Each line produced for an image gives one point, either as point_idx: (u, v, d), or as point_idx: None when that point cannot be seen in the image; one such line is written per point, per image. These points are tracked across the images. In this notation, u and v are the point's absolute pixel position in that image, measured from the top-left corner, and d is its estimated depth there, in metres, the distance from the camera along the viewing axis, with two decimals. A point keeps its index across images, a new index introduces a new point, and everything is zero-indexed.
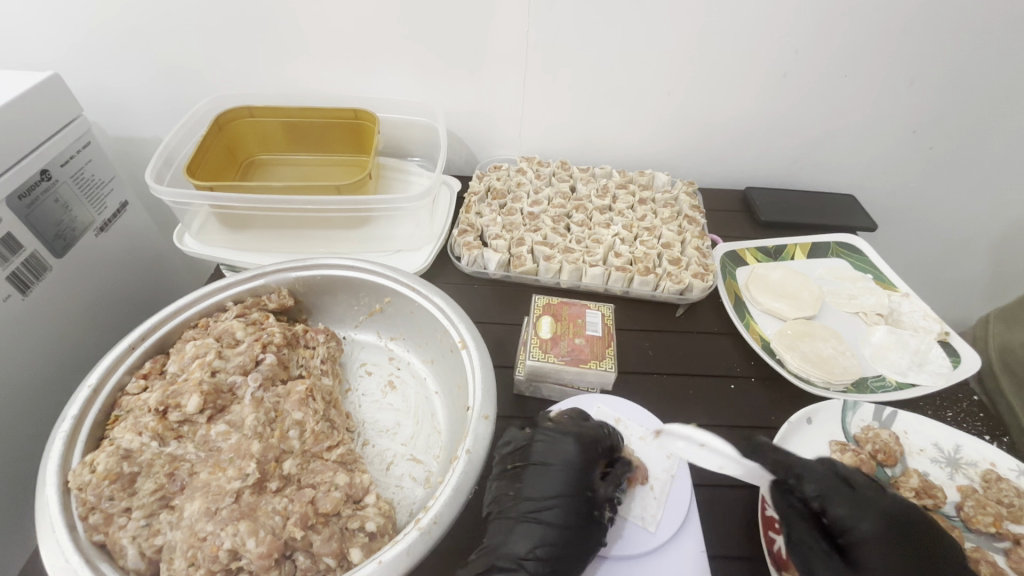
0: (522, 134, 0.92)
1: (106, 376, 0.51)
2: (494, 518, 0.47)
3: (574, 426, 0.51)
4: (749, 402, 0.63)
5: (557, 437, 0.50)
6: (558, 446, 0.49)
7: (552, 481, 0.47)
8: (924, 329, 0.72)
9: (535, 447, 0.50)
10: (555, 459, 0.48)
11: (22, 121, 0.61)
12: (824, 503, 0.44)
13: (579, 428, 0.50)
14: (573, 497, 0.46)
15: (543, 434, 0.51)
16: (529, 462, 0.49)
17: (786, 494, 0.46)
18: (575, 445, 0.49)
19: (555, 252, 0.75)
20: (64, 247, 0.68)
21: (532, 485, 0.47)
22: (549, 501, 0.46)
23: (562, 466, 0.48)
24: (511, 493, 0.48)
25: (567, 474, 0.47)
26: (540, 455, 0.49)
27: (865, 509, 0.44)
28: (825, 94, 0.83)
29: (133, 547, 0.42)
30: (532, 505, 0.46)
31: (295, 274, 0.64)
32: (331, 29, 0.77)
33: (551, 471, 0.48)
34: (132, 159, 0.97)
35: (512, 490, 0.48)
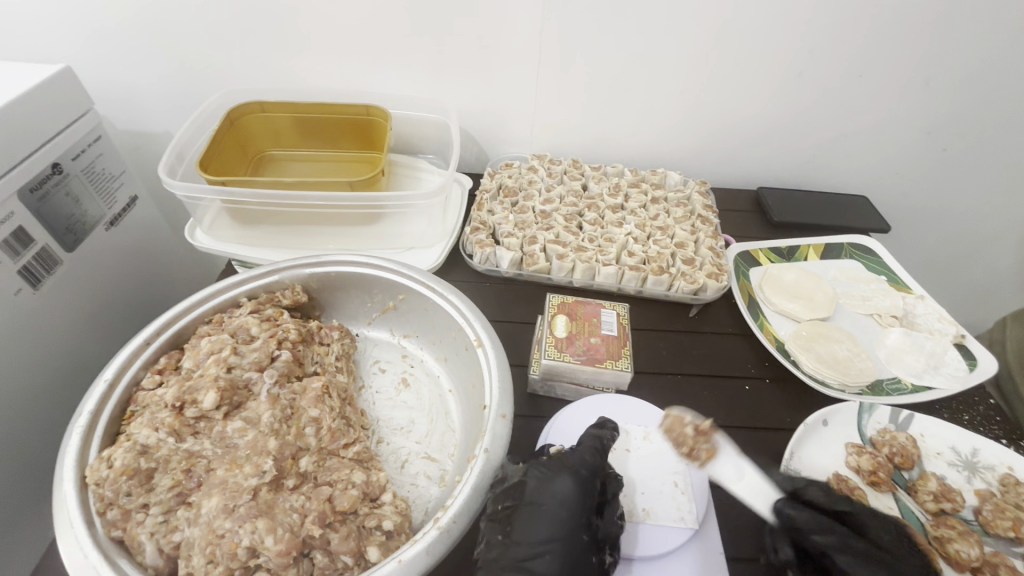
0: (534, 132, 0.91)
1: (122, 371, 0.51)
2: (482, 567, 0.42)
3: (567, 462, 0.47)
4: (764, 404, 0.62)
5: (549, 474, 0.46)
6: (553, 483, 0.45)
7: (542, 524, 0.43)
8: (939, 331, 0.71)
9: (528, 483, 0.46)
10: (547, 499, 0.44)
11: (34, 115, 0.61)
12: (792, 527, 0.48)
13: (572, 464, 0.47)
14: (566, 543, 0.42)
15: (537, 471, 0.46)
16: (519, 501, 0.45)
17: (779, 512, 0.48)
18: (572, 482, 0.45)
19: (568, 251, 0.74)
20: (75, 242, 0.68)
21: (524, 528, 0.43)
22: (541, 548, 0.42)
23: (555, 507, 0.44)
24: (498, 537, 0.43)
25: (562, 515, 0.43)
26: (534, 492, 0.45)
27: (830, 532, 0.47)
28: (840, 95, 0.82)
29: (151, 543, 0.42)
30: (522, 553, 0.42)
31: (309, 270, 0.63)
32: (344, 24, 0.77)
33: (543, 513, 0.44)
34: (141, 154, 0.97)
35: (500, 533, 0.43)
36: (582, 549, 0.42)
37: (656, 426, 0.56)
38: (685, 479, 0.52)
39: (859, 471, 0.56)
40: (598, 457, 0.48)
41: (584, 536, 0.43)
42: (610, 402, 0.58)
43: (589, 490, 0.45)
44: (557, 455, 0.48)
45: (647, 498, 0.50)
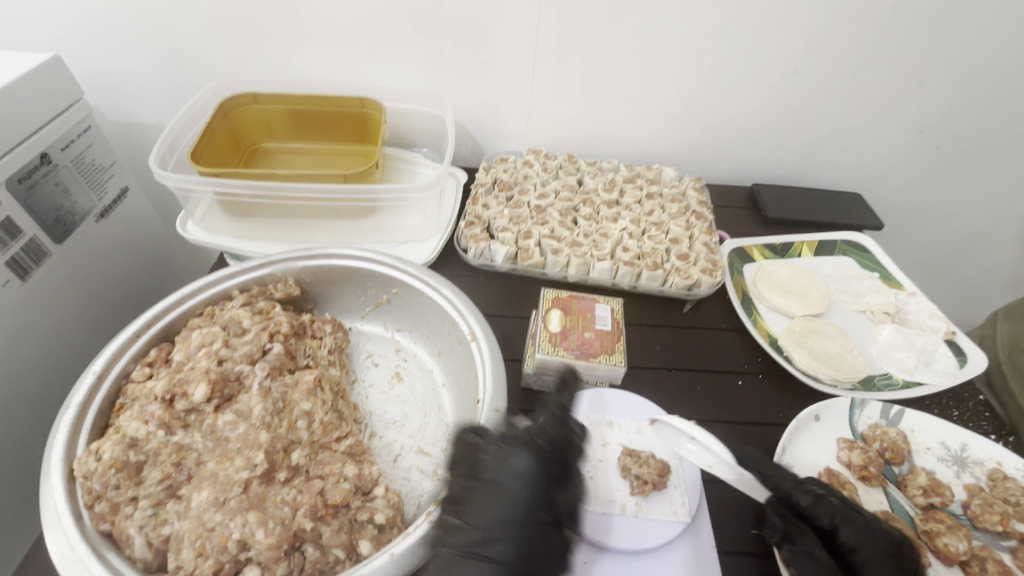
0: (530, 126, 0.91)
1: (112, 363, 0.50)
2: (433, 549, 0.42)
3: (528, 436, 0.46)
4: (757, 398, 0.63)
5: (507, 450, 0.45)
6: (511, 461, 0.44)
7: (497, 503, 0.43)
8: (930, 328, 0.72)
9: (484, 460, 0.45)
10: (505, 477, 0.44)
11: (22, 103, 0.60)
12: (835, 524, 0.46)
13: (532, 439, 0.46)
14: (523, 525, 0.42)
15: (494, 446, 0.45)
16: (476, 481, 0.44)
17: (814, 502, 0.47)
18: (529, 459, 0.44)
19: (563, 246, 0.74)
20: (64, 233, 0.67)
21: (479, 511, 0.43)
22: (496, 530, 0.42)
23: (512, 487, 0.43)
24: (453, 519, 0.43)
25: (519, 494, 0.43)
26: (490, 469, 0.44)
27: (872, 532, 0.46)
28: (837, 91, 0.82)
29: (141, 536, 0.41)
30: (477, 539, 0.42)
31: (302, 264, 0.63)
32: (339, 16, 0.76)
33: (500, 494, 0.43)
34: (132, 145, 0.96)
35: (455, 513, 0.43)
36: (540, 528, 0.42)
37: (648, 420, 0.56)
38: (678, 475, 0.52)
39: (850, 466, 0.56)
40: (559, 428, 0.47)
41: (545, 515, 0.43)
42: (602, 396, 0.58)
43: (547, 466, 0.45)
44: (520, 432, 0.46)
45: (640, 492, 0.50)
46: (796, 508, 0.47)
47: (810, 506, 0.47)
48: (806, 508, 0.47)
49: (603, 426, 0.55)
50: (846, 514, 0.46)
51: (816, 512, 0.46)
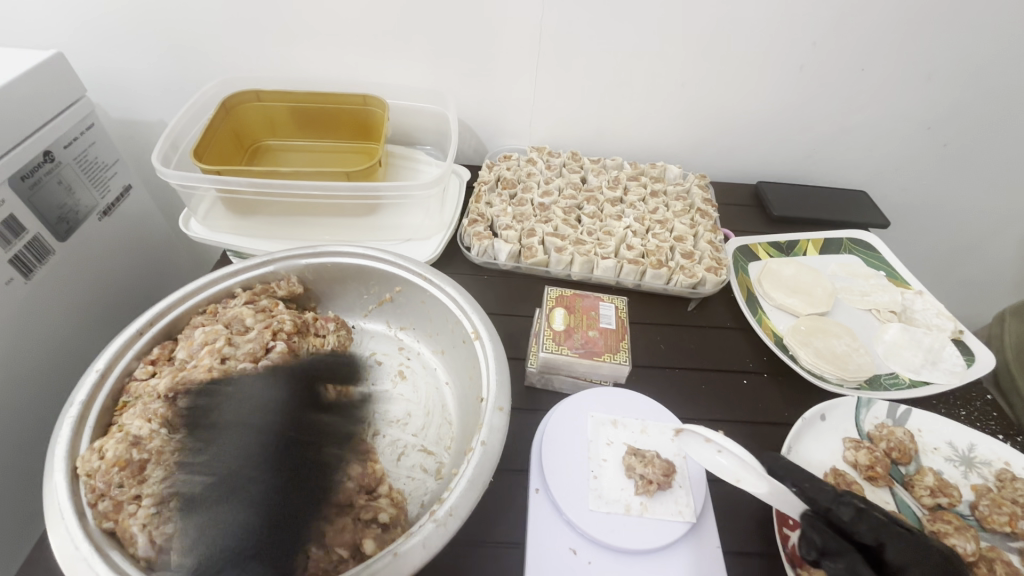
0: (532, 124, 0.90)
1: (115, 361, 0.50)
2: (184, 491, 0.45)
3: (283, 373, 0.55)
4: (763, 398, 0.62)
5: (254, 384, 0.53)
6: (252, 394, 0.52)
7: (228, 450, 0.47)
8: (937, 327, 0.71)
9: (212, 415, 0.50)
10: (255, 409, 0.51)
11: (25, 101, 0.60)
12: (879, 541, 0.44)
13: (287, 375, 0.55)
14: (258, 466, 0.47)
15: (220, 398, 0.51)
16: (206, 428, 0.49)
17: (856, 516, 0.45)
18: (267, 406, 0.52)
19: (566, 244, 0.73)
20: (67, 231, 0.67)
21: (224, 447, 0.48)
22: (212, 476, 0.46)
23: (238, 437, 0.48)
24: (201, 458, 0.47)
25: (241, 420, 0.50)
26: (206, 424, 0.49)
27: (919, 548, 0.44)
28: (843, 88, 0.82)
29: (144, 535, 0.41)
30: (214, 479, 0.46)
31: (305, 261, 0.63)
32: (341, 12, 0.76)
33: (222, 425, 0.49)
34: (135, 143, 0.95)
35: (195, 454, 0.47)
36: (291, 467, 0.48)
37: (652, 419, 0.56)
38: (683, 475, 0.51)
39: (856, 466, 0.56)
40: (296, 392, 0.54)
41: (285, 456, 0.48)
42: (606, 395, 0.57)
43: (285, 424, 0.51)
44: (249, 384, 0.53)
45: (645, 492, 0.49)
46: (837, 524, 0.45)
47: (852, 522, 0.45)
48: (847, 524, 0.45)
49: (607, 425, 0.55)
50: (890, 529, 0.45)
51: (859, 528, 0.45)
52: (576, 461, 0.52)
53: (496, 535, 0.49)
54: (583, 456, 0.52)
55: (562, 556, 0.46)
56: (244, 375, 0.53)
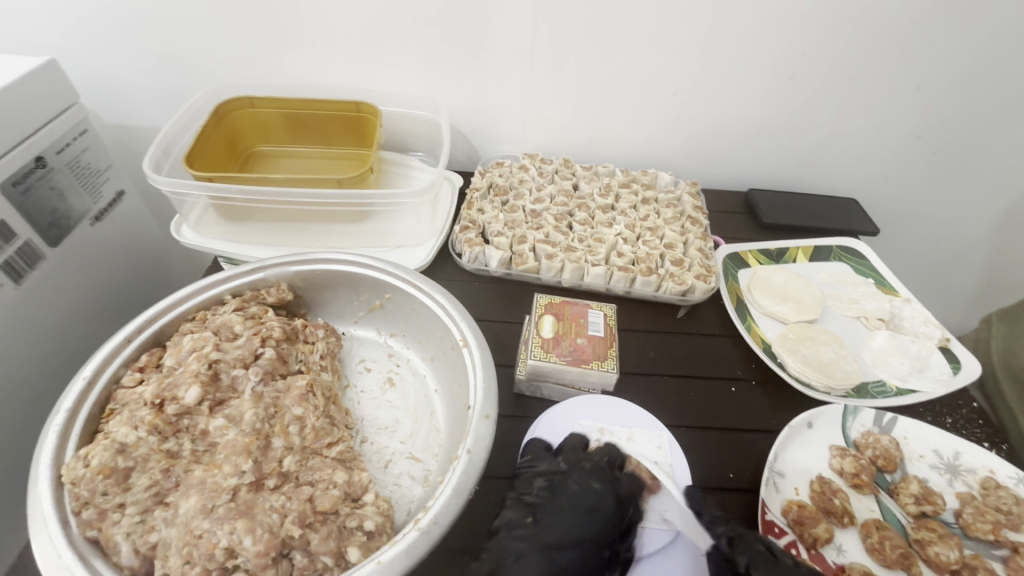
0: (525, 131, 0.91)
1: (102, 368, 0.50)
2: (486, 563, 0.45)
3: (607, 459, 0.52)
4: (749, 405, 0.63)
5: (584, 475, 0.50)
6: (583, 478, 0.50)
7: (608, 515, 0.48)
8: (924, 335, 0.72)
9: (563, 482, 0.50)
10: (578, 500, 0.49)
11: (17, 106, 0.60)
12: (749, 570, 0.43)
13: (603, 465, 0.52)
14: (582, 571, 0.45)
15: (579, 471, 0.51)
16: (563, 496, 0.49)
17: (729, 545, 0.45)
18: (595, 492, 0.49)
19: (557, 251, 0.74)
20: (58, 236, 0.67)
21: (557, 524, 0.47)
22: (570, 541, 0.46)
23: (591, 510, 0.48)
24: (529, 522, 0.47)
25: (585, 502, 0.49)
26: (571, 496, 0.49)
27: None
28: (832, 96, 0.83)
29: (127, 543, 0.41)
30: (554, 540, 0.46)
31: (295, 268, 0.63)
32: (337, 21, 0.76)
33: (570, 513, 0.48)
34: (128, 148, 0.95)
35: (527, 519, 0.48)
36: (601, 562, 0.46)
37: (639, 426, 0.56)
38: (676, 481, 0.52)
39: (842, 473, 0.56)
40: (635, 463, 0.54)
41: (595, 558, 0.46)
42: (594, 404, 0.58)
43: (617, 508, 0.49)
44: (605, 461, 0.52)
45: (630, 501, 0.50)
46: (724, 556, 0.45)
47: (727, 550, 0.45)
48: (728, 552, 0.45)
49: (593, 433, 0.55)
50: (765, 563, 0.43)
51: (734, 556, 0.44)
52: None
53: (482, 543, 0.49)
54: None
55: None
56: (189, 404, 0.48)
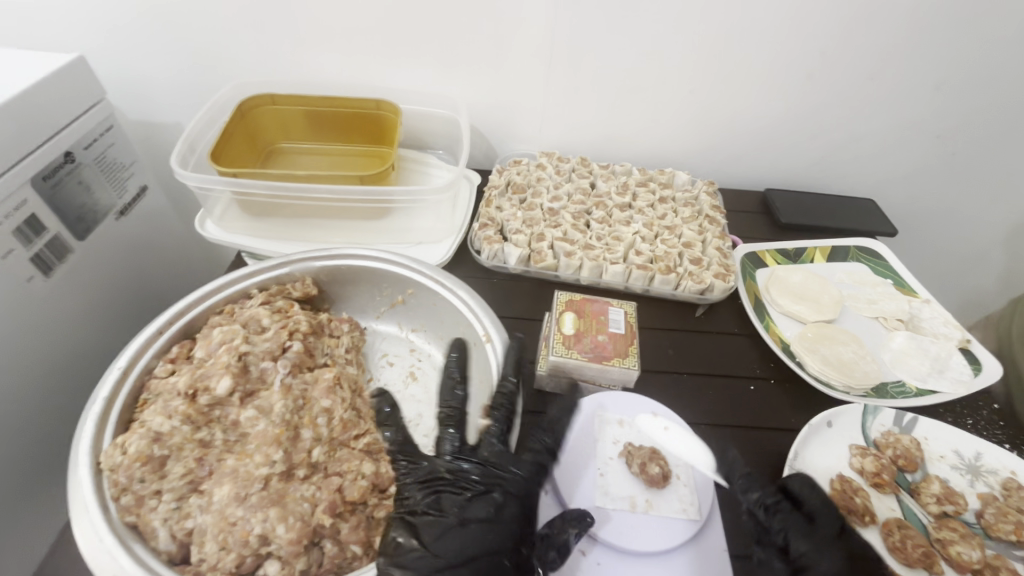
0: (542, 130, 0.91)
1: (136, 359, 0.51)
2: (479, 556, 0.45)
3: (500, 463, 0.51)
4: (769, 404, 0.63)
5: (477, 492, 0.48)
6: (477, 495, 0.48)
7: (507, 526, 0.46)
8: (944, 336, 0.71)
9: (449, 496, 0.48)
10: (471, 515, 0.46)
11: (48, 103, 0.61)
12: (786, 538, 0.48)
13: (501, 473, 0.50)
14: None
15: (464, 480, 0.49)
16: (452, 510, 0.47)
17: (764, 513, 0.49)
18: (490, 505, 0.47)
19: (576, 249, 0.74)
20: (86, 231, 0.68)
21: (444, 542, 0.44)
22: (462, 558, 0.44)
23: (490, 521, 0.46)
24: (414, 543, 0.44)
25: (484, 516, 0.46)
26: (460, 510, 0.47)
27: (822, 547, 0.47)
28: (851, 97, 0.82)
29: (164, 528, 0.42)
30: (440, 560, 0.43)
31: (320, 263, 0.64)
32: (359, 20, 0.77)
33: (462, 529, 0.45)
34: (151, 144, 0.97)
35: (416, 539, 0.44)
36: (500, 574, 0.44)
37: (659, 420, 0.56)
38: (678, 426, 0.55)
39: (862, 472, 0.56)
40: (547, 449, 0.53)
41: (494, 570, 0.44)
42: (617, 398, 0.58)
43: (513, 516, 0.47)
44: (494, 461, 0.51)
45: (651, 493, 0.50)
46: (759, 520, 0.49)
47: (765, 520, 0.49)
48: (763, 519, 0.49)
49: (614, 426, 0.56)
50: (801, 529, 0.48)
51: (770, 523, 0.49)
52: (582, 461, 0.53)
53: None
54: (589, 456, 0.53)
55: (573, 557, 0.47)
56: (218, 395, 0.49)
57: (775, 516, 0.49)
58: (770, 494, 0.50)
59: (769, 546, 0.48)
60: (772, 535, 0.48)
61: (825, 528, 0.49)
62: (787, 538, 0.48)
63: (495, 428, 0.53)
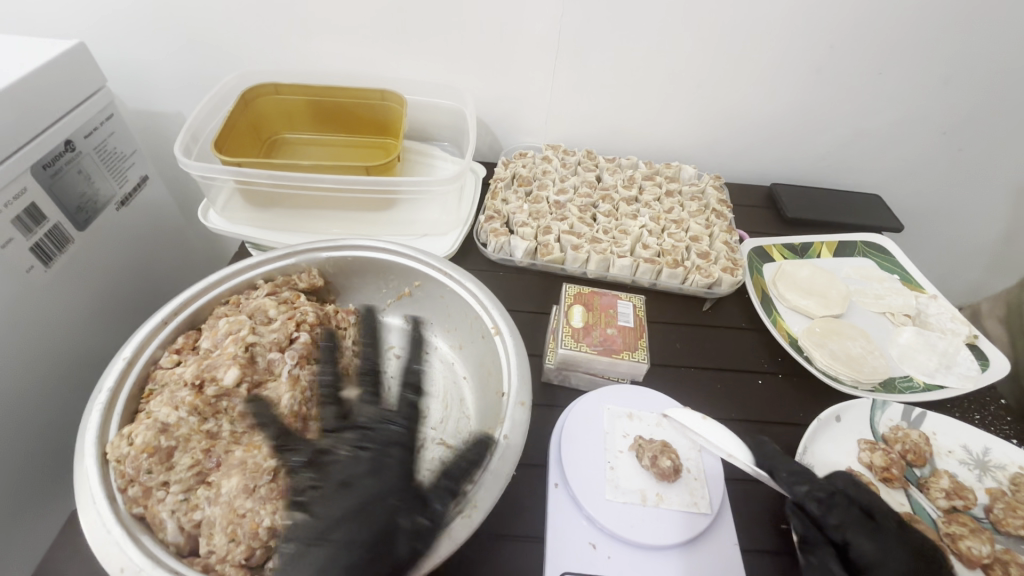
0: (548, 122, 0.91)
1: (141, 350, 0.51)
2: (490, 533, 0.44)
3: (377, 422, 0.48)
4: (777, 398, 0.63)
5: (357, 451, 0.46)
6: (357, 456, 0.45)
7: (391, 471, 0.44)
8: (952, 331, 0.71)
9: (331, 462, 0.45)
10: (353, 475, 0.44)
11: (48, 90, 0.60)
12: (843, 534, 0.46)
13: (383, 431, 0.47)
14: (364, 534, 0.40)
15: (343, 442, 0.47)
16: (334, 475, 0.44)
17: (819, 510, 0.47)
18: (373, 459, 0.45)
19: (582, 242, 0.74)
20: (86, 220, 0.67)
21: (325, 505, 0.42)
22: (344, 515, 0.42)
23: (372, 475, 0.44)
24: (298, 515, 0.42)
25: (368, 478, 0.44)
26: (343, 474, 0.44)
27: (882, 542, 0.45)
28: (860, 91, 0.82)
29: (172, 521, 0.42)
30: (321, 524, 0.41)
31: (326, 254, 0.63)
32: (365, 9, 0.76)
33: (345, 491, 0.43)
34: (151, 134, 0.96)
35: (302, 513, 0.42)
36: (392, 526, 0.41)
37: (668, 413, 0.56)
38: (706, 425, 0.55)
39: (871, 467, 0.56)
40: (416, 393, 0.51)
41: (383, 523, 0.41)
42: (626, 392, 0.58)
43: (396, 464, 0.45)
44: (377, 424, 0.48)
45: (662, 486, 0.50)
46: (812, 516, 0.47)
47: (820, 514, 0.47)
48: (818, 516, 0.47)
49: (622, 419, 0.55)
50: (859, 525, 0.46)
51: (826, 520, 0.47)
52: (592, 454, 0.52)
53: (515, 528, 0.49)
54: (599, 448, 0.53)
55: (581, 550, 0.47)
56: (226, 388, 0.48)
57: (831, 511, 0.47)
58: (824, 489, 0.48)
59: (824, 543, 0.46)
60: (830, 533, 0.46)
61: (887, 522, 0.46)
62: (846, 536, 0.46)
63: (367, 392, 0.51)
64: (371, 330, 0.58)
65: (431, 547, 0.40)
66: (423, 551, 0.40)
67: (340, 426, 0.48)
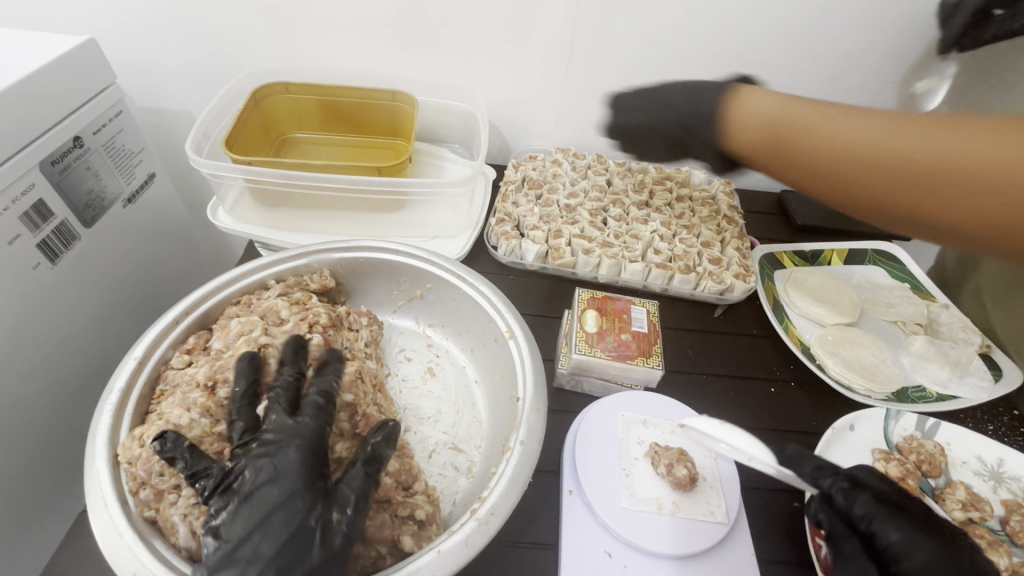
0: (558, 125, 0.90)
1: (152, 350, 0.50)
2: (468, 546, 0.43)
3: (281, 429, 0.44)
4: (790, 406, 0.62)
5: (264, 458, 0.42)
6: (262, 464, 0.42)
7: (293, 475, 0.41)
8: (964, 341, 0.71)
9: (235, 475, 0.42)
10: (258, 484, 0.41)
11: (57, 85, 0.59)
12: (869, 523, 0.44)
13: (289, 434, 0.44)
14: (273, 546, 0.38)
15: (248, 455, 0.43)
16: (241, 488, 0.41)
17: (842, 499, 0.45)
18: (277, 468, 0.42)
19: (594, 246, 0.73)
20: (93, 218, 0.67)
21: (231, 520, 0.39)
22: (251, 527, 0.39)
23: (278, 482, 0.41)
24: (209, 540, 0.39)
25: (272, 491, 0.40)
26: (247, 487, 0.41)
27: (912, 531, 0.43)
28: (872, 99, 0.82)
29: (185, 524, 0.41)
30: (229, 542, 0.38)
31: (338, 255, 0.63)
32: (377, 9, 0.76)
33: (249, 502, 0.40)
34: (160, 131, 0.95)
35: (208, 535, 0.39)
36: (305, 531, 0.39)
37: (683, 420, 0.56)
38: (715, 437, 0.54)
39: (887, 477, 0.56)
40: (325, 397, 0.47)
41: (290, 531, 0.39)
42: (641, 398, 0.57)
43: (307, 468, 0.42)
44: (282, 427, 0.44)
45: (680, 493, 0.49)
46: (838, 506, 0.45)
47: (845, 504, 0.45)
48: (842, 505, 0.45)
49: (637, 425, 0.55)
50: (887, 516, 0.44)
51: (851, 508, 0.45)
52: (608, 461, 0.52)
53: (528, 535, 0.49)
54: (614, 455, 0.52)
55: (597, 559, 0.46)
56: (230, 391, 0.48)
57: (856, 502, 0.44)
58: (846, 479, 0.45)
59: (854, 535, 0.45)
60: (856, 522, 0.44)
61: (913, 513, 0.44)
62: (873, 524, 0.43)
63: (279, 394, 0.47)
64: (296, 349, 0.51)
65: (349, 540, 0.40)
66: (341, 546, 0.40)
67: (247, 440, 0.44)
